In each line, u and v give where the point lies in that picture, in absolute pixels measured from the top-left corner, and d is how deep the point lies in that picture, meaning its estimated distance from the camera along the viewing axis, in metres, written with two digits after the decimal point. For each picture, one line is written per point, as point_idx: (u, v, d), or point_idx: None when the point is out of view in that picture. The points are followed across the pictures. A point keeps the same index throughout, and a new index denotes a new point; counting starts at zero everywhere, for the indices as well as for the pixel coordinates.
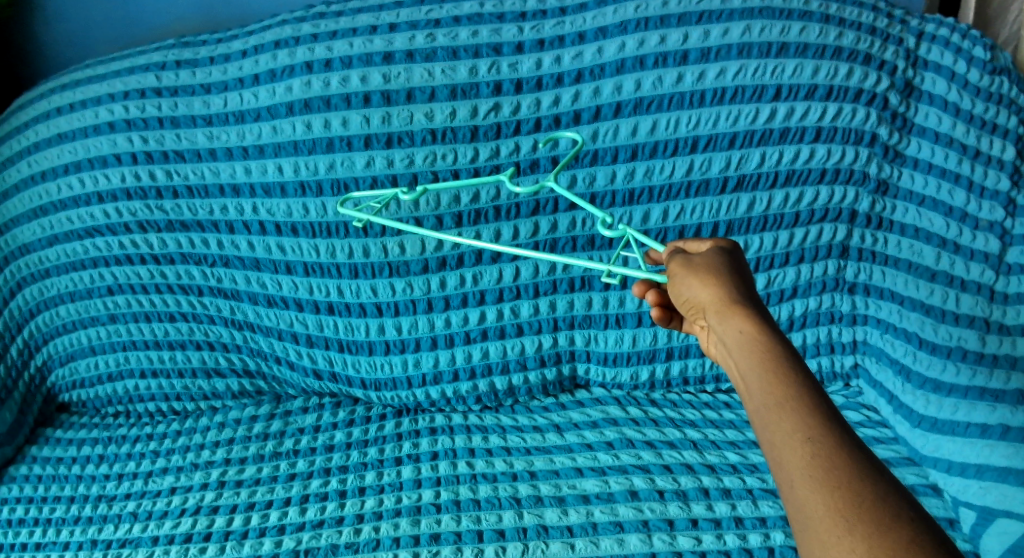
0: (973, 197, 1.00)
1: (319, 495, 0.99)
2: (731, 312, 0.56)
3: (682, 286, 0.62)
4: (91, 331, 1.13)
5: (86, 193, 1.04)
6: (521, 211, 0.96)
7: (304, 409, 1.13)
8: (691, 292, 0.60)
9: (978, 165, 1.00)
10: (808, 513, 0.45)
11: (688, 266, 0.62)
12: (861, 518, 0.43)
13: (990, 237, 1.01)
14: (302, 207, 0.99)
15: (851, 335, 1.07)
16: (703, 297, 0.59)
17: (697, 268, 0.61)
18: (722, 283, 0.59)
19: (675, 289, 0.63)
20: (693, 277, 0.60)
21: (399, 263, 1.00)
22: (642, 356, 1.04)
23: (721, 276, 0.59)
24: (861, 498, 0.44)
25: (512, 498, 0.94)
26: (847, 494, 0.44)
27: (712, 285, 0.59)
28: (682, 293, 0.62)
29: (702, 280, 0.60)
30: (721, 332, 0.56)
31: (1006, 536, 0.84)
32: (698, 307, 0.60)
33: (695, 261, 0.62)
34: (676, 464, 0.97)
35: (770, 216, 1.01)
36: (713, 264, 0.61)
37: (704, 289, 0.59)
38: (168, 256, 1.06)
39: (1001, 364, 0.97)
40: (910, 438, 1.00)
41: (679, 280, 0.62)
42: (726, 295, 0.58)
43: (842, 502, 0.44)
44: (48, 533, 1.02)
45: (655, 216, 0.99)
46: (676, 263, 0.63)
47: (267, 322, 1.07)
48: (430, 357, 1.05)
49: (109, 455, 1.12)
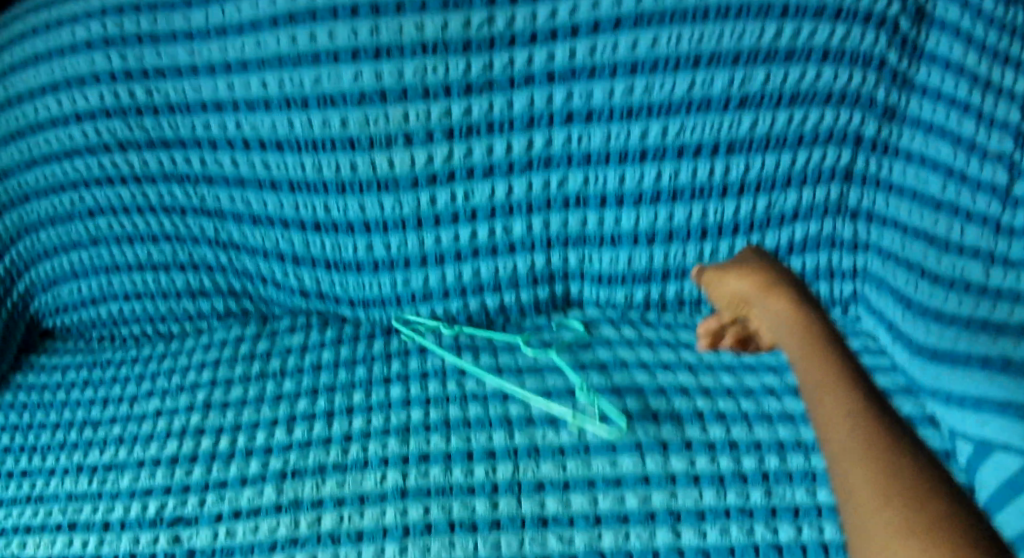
0: (983, 128, 0.95)
1: (307, 415, 0.98)
2: (775, 294, 0.85)
3: (731, 286, 0.89)
4: (71, 257, 1.10)
5: (64, 113, 1.01)
6: (515, 125, 0.93)
7: (291, 328, 1.11)
8: (765, 300, 0.85)
9: (989, 96, 0.94)
10: (856, 487, 0.61)
11: (750, 278, 0.88)
12: (934, 527, 0.55)
13: (999, 169, 0.96)
14: (287, 121, 0.95)
15: (852, 263, 1.05)
16: (749, 288, 0.87)
17: (737, 269, 0.90)
18: (761, 275, 0.88)
19: (725, 289, 0.90)
20: (736, 275, 0.89)
21: (389, 180, 0.97)
22: (638, 277, 1.02)
23: (756, 270, 0.88)
24: (949, 534, 0.54)
25: (504, 419, 0.94)
26: (938, 510, 0.57)
27: (751, 276, 0.88)
28: (730, 289, 0.89)
29: (759, 287, 0.86)
30: (770, 307, 0.84)
31: (1000, 471, 0.80)
32: (744, 296, 0.88)
33: (755, 274, 0.88)
34: (671, 386, 0.96)
35: (773, 138, 0.97)
36: (774, 276, 0.87)
37: (743, 281, 0.88)
38: (149, 177, 1.04)
39: (1005, 298, 0.94)
40: (911, 369, 0.98)
41: (726, 282, 0.90)
42: (766, 282, 0.86)
43: (924, 511, 0.57)
44: (33, 461, 1.01)
45: (654, 133, 0.94)
46: (753, 271, 0.88)
47: (252, 241, 1.04)
48: (420, 276, 1.02)
49: (94, 380, 1.10)
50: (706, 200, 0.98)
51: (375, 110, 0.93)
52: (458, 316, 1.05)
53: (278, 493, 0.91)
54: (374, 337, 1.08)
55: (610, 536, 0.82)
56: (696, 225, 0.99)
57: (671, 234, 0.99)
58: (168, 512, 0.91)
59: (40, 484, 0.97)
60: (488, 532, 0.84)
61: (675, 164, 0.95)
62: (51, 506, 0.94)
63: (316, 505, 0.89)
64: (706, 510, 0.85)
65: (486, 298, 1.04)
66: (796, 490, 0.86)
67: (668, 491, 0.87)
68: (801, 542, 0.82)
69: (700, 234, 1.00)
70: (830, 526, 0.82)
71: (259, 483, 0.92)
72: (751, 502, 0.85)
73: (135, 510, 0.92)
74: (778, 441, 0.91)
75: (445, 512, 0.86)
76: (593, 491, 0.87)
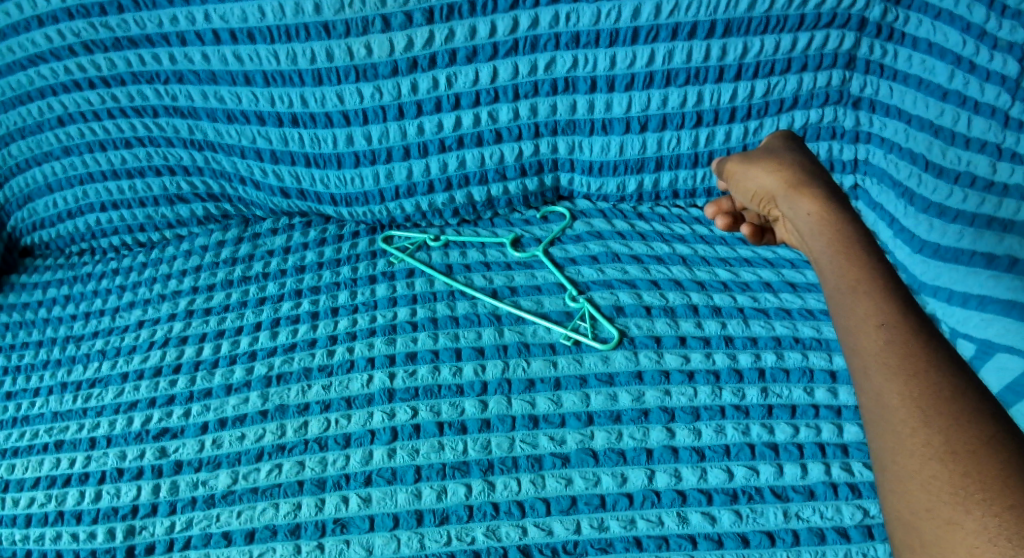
0: (994, 15, 0.91)
1: (290, 318, 0.95)
2: (801, 195, 0.65)
3: (757, 180, 0.71)
4: (45, 168, 1.06)
5: (25, 18, 0.93)
6: (498, 6, 0.88)
7: (274, 231, 1.07)
8: (792, 200, 0.66)
9: None
10: (881, 398, 0.48)
11: (779, 174, 0.68)
12: (943, 446, 0.45)
13: (1010, 59, 0.91)
14: (258, 10, 0.89)
15: (853, 154, 0.99)
16: (777, 185, 0.68)
17: (757, 159, 0.72)
18: (788, 170, 0.68)
19: (750, 183, 0.73)
20: (758, 166, 0.71)
21: (366, 67, 0.92)
22: (630, 165, 0.99)
23: (784, 162, 0.69)
24: (954, 444, 0.44)
25: (492, 315, 0.92)
26: (937, 415, 0.46)
27: (777, 172, 0.68)
28: (755, 184, 0.72)
29: (788, 185, 0.67)
30: (797, 213, 0.65)
31: (1004, 373, 0.83)
32: (772, 193, 0.69)
33: (787, 169, 0.68)
34: (664, 280, 0.94)
35: (773, 18, 0.90)
36: (808, 172, 0.67)
37: (770, 177, 0.69)
38: (117, 78, 0.97)
39: (1011, 195, 0.92)
40: (908, 266, 0.94)
41: (746, 175, 0.73)
42: (794, 179, 0.67)
43: (925, 430, 0.46)
44: (17, 383, 0.99)
45: (647, 12, 0.88)
46: (785, 164, 0.69)
47: (227, 139, 1.00)
48: (403, 168, 0.99)
49: (75, 295, 1.07)
50: (701, 85, 0.93)
51: None
52: (444, 210, 1.03)
53: (264, 399, 0.89)
54: (358, 237, 1.05)
55: (602, 436, 0.82)
56: (690, 111, 0.95)
57: (665, 120, 0.95)
58: (153, 425, 0.89)
59: (26, 405, 0.96)
60: (477, 433, 0.83)
61: (668, 46, 0.91)
62: (37, 427, 0.92)
63: (303, 410, 0.87)
64: (701, 409, 0.83)
65: (472, 191, 1.01)
66: (794, 389, 0.85)
67: (661, 389, 0.85)
68: (797, 441, 0.81)
69: (694, 120, 0.95)
70: (827, 426, 0.82)
71: (243, 391, 0.90)
72: (747, 400, 0.84)
73: (121, 424, 0.90)
74: (775, 336, 0.89)
75: (433, 414, 0.85)
76: (585, 389, 0.85)
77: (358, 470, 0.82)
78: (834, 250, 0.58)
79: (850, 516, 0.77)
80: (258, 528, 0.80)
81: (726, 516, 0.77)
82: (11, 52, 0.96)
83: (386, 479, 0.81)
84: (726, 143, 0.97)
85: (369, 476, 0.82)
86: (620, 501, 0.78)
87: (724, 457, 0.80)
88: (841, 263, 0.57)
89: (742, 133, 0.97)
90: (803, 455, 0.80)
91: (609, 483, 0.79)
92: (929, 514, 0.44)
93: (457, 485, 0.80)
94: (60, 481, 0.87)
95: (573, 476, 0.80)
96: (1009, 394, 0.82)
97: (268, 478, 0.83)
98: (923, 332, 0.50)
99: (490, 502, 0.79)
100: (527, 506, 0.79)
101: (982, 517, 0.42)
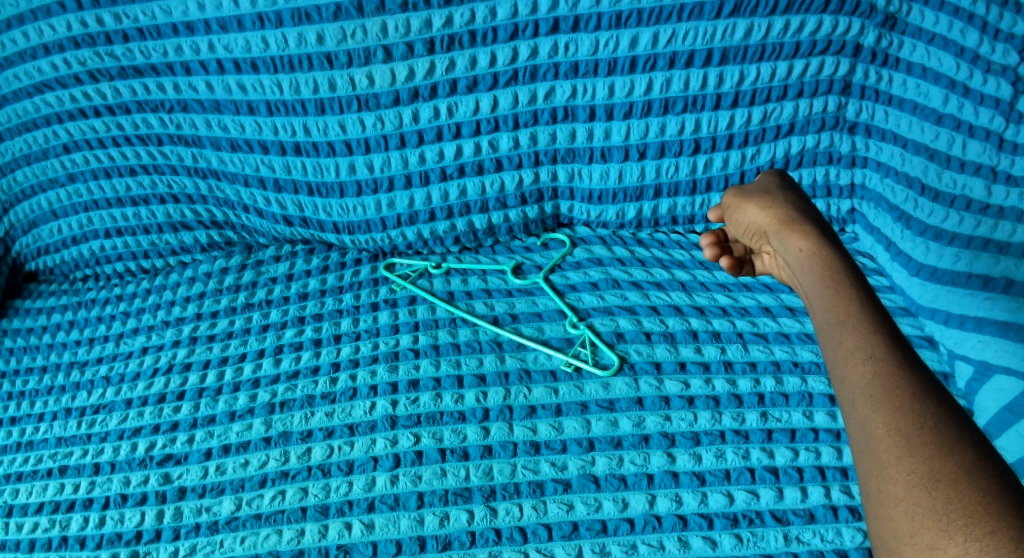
0: (986, 39, 0.91)
1: (294, 344, 0.97)
2: (792, 233, 0.66)
3: (749, 216, 0.73)
4: (49, 196, 1.06)
5: (31, 46, 0.94)
6: (498, 36, 0.89)
7: (277, 258, 1.09)
8: (783, 237, 0.67)
9: (994, 5, 0.91)
10: (869, 427, 0.49)
11: (770, 212, 0.70)
12: (926, 474, 0.45)
13: (1003, 82, 0.92)
14: (261, 40, 0.90)
15: (850, 179, 1.01)
16: (767, 222, 0.70)
17: (749, 197, 0.74)
18: (780, 208, 0.69)
19: (743, 218, 0.74)
20: (750, 204, 0.73)
21: (369, 96, 0.93)
22: (629, 193, 1.00)
23: (776, 201, 0.70)
24: (937, 472, 0.44)
25: (493, 342, 0.93)
26: (921, 445, 0.46)
27: (769, 210, 0.70)
28: (748, 219, 0.73)
29: (778, 223, 0.68)
30: (786, 251, 0.67)
31: (1003, 394, 0.83)
32: (764, 230, 0.71)
33: (777, 207, 0.70)
34: (663, 306, 0.95)
35: (769, 46, 0.91)
36: (799, 211, 0.69)
37: (762, 215, 0.71)
38: (122, 106, 0.98)
39: (1007, 217, 0.92)
40: (907, 287, 0.96)
41: (740, 210, 0.74)
42: (784, 216, 0.68)
43: (909, 459, 0.46)
44: (20, 408, 0.99)
45: (644, 41, 0.90)
46: (776, 202, 0.70)
47: (231, 167, 1.01)
48: (405, 197, 1.00)
49: (79, 320, 1.07)
50: (698, 113, 0.95)
51: (352, 24, 0.89)
52: (445, 238, 1.04)
53: (267, 426, 0.89)
54: (360, 264, 1.06)
55: (603, 461, 0.83)
56: (688, 138, 0.96)
57: (663, 147, 0.97)
58: (157, 450, 0.90)
59: (29, 430, 0.96)
60: (480, 460, 0.84)
61: (666, 75, 0.92)
62: (41, 452, 0.93)
63: (306, 436, 0.88)
64: (700, 434, 0.84)
65: (475, 219, 1.03)
66: (793, 413, 0.85)
67: (662, 415, 0.86)
68: (797, 465, 0.82)
69: (692, 147, 0.97)
70: (826, 450, 0.83)
71: (247, 417, 0.91)
72: (746, 425, 0.85)
73: (125, 450, 0.90)
74: (774, 361, 0.90)
75: (435, 440, 0.85)
76: (586, 416, 0.86)
77: (361, 497, 0.83)
78: (822, 286, 0.59)
79: (851, 539, 0.77)
80: (260, 554, 0.80)
81: (727, 540, 0.78)
82: (18, 81, 0.97)
83: (389, 506, 0.82)
84: (723, 170, 0.99)
85: (372, 502, 0.82)
86: (621, 526, 0.79)
87: (724, 482, 0.81)
88: (830, 298, 0.58)
89: (739, 159, 0.98)
90: (803, 479, 0.81)
91: (610, 509, 0.80)
92: (912, 540, 0.43)
93: (459, 511, 0.81)
94: (64, 506, 0.87)
95: (574, 502, 0.80)
96: (1007, 413, 0.82)
97: (271, 504, 0.83)
98: (908, 367, 0.51)
99: (492, 528, 0.79)
100: (528, 532, 0.79)
101: (964, 543, 0.41)
